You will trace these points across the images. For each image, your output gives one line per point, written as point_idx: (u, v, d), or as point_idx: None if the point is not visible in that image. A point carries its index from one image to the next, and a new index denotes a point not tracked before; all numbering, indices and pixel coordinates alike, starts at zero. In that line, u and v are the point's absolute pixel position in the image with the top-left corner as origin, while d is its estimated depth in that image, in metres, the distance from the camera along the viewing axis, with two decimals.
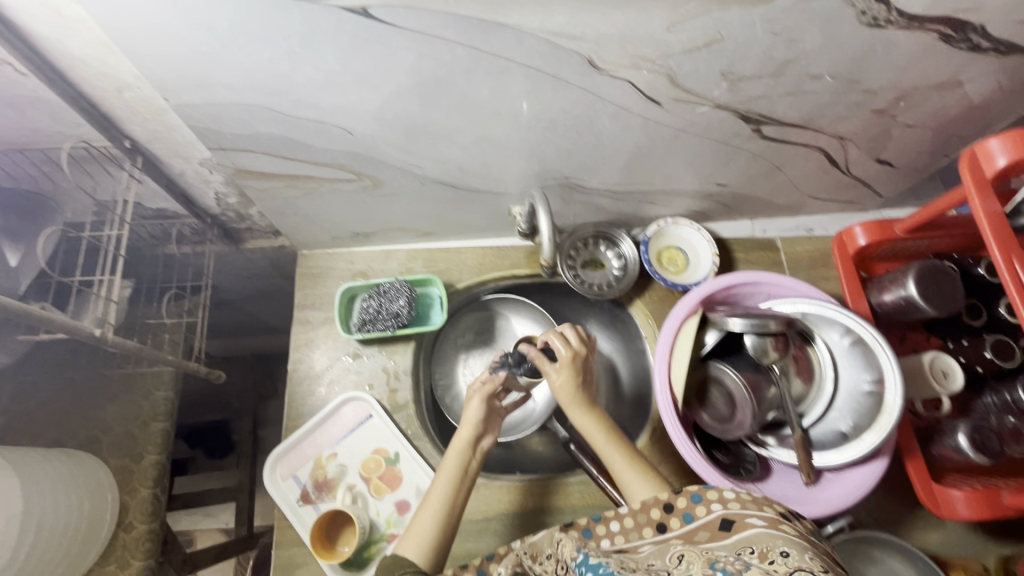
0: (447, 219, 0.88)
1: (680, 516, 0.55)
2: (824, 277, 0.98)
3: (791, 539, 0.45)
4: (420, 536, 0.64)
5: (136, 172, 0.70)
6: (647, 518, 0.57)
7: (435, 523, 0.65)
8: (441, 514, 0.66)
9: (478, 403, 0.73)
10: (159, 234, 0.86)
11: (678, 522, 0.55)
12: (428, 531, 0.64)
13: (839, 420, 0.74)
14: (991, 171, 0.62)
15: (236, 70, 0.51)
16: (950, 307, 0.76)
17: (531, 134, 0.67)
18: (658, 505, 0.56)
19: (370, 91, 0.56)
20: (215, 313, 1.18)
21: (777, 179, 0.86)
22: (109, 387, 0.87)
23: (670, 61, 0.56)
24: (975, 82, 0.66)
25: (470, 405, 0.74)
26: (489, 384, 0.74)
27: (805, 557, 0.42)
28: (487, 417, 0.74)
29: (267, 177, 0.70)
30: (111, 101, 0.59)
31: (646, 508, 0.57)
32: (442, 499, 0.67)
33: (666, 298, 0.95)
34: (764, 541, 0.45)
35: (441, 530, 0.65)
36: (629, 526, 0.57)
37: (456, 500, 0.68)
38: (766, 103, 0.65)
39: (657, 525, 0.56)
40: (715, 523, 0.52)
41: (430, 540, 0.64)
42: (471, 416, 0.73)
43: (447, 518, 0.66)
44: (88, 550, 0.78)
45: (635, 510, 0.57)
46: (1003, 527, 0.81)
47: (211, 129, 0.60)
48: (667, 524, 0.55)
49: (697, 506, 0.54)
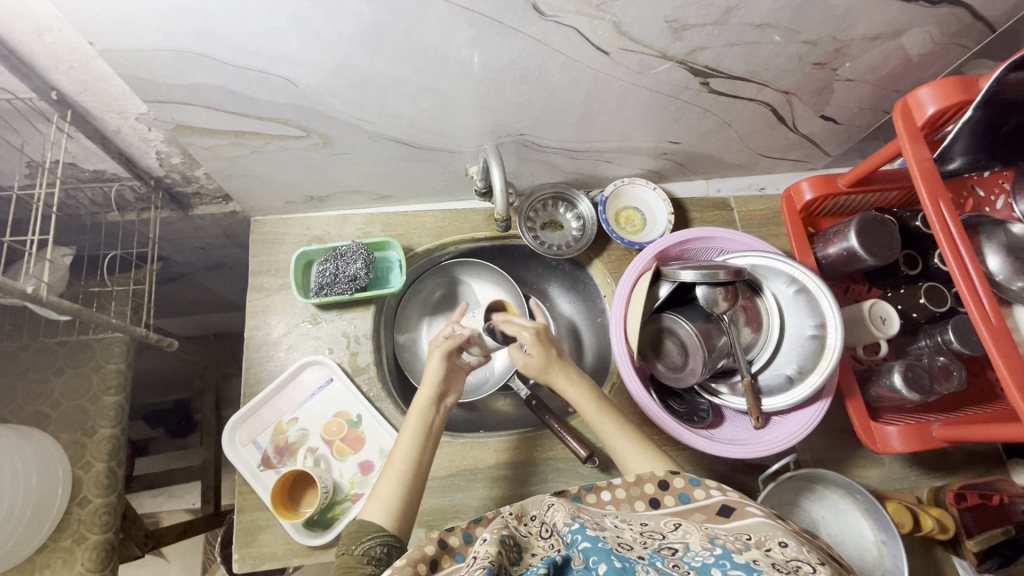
0: (403, 180, 0.88)
1: (675, 495, 0.56)
2: (775, 234, 1.01)
3: (790, 531, 0.45)
4: (385, 498, 0.63)
5: (67, 127, 0.67)
6: (640, 492, 0.57)
7: (402, 483, 0.64)
8: (407, 472, 0.65)
9: (438, 360, 0.74)
10: (100, 200, 0.83)
11: (672, 501, 0.56)
12: (394, 492, 0.63)
13: (785, 365, 0.77)
14: (921, 119, 0.64)
15: (164, 11, 0.49)
16: (888, 256, 0.80)
17: (481, 86, 0.67)
18: (654, 480, 0.57)
19: (311, 37, 0.54)
20: (168, 287, 1.15)
21: (727, 137, 0.88)
22: (54, 360, 0.84)
23: (615, 7, 0.57)
24: (908, 35, 0.69)
25: (431, 361, 0.74)
26: (451, 340, 0.75)
27: (804, 548, 0.43)
28: (448, 372, 0.74)
29: (210, 133, 0.68)
30: (32, 47, 0.56)
31: (640, 483, 0.57)
32: (407, 457, 0.66)
33: (624, 258, 0.97)
34: (764, 530, 0.47)
35: (409, 489, 0.64)
36: (621, 497, 0.57)
37: (421, 458, 0.67)
38: (712, 54, 0.67)
39: (649, 500, 0.57)
40: (713, 508, 0.53)
41: (396, 500, 0.63)
42: (432, 374, 0.73)
43: (414, 476, 0.65)
44: (38, 526, 0.75)
45: (630, 483, 0.58)
46: (933, 462, 0.88)
47: (144, 79, 0.57)
48: (660, 500, 0.57)
49: (695, 489, 0.55)
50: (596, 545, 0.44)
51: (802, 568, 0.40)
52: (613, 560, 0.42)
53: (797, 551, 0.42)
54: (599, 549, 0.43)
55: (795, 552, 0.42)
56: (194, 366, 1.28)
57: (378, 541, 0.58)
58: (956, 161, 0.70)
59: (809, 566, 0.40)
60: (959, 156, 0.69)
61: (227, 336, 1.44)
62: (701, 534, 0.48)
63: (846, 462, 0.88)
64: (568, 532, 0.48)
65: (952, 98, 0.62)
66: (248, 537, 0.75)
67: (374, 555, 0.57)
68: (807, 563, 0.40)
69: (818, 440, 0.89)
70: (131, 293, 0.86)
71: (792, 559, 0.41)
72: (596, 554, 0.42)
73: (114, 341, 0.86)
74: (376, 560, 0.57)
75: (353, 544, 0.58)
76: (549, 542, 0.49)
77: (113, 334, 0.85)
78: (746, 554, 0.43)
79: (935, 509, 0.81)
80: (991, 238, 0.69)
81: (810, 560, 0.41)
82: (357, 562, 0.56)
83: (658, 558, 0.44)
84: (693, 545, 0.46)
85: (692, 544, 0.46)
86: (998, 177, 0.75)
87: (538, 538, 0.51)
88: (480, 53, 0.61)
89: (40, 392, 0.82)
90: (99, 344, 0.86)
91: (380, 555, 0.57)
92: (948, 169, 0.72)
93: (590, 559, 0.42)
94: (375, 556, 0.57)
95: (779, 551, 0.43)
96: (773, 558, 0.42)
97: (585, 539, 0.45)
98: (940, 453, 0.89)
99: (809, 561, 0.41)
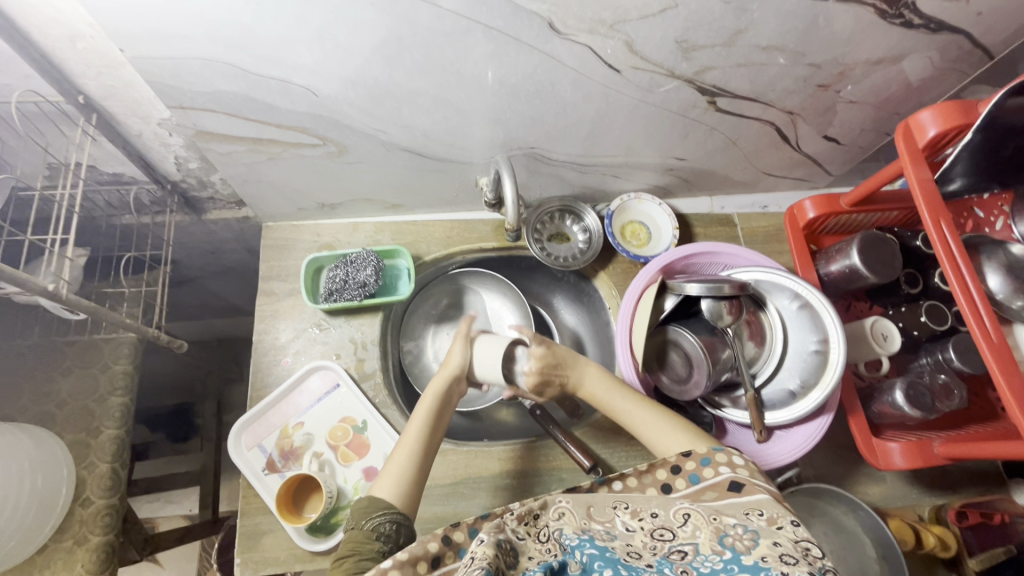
0: (414, 190, 0.90)
1: (686, 476, 0.56)
2: (778, 251, 1.03)
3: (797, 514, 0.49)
4: (397, 473, 0.64)
5: (90, 130, 0.69)
6: (653, 479, 0.57)
7: (413, 461, 0.65)
8: (417, 447, 0.66)
9: (460, 347, 0.79)
10: (116, 203, 0.84)
11: (683, 483, 0.56)
12: (404, 470, 0.64)
13: (788, 379, 0.78)
14: (923, 141, 0.65)
15: (194, 21, 0.50)
16: (890, 274, 0.81)
17: (495, 100, 0.69)
18: (665, 466, 0.57)
19: (335, 50, 0.56)
20: (177, 292, 1.15)
21: (732, 155, 0.90)
22: (63, 359, 0.84)
23: (627, 27, 0.59)
24: (910, 61, 0.71)
25: (453, 348, 0.79)
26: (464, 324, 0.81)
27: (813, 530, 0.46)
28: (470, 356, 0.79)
29: (229, 139, 0.69)
30: (64, 51, 0.57)
31: (652, 470, 0.57)
32: (419, 433, 0.68)
33: (629, 271, 0.98)
34: (774, 507, 0.49)
35: (419, 466, 0.65)
36: (632, 485, 0.57)
37: (431, 437, 0.68)
38: (719, 74, 0.69)
39: (661, 486, 0.57)
40: (722, 485, 0.54)
41: (407, 479, 0.63)
42: (453, 359, 0.78)
43: (423, 451, 0.66)
44: (41, 525, 0.75)
45: (641, 470, 0.58)
46: (935, 480, 0.88)
47: (169, 85, 0.59)
48: (671, 485, 0.57)
49: (705, 468, 0.56)
50: (603, 553, 0.44)
51: (809, 550, 0.43)
52: (620, 569, 0.42)
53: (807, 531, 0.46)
54: (607, 556, 0.44)
55: (805, 533, 0.46)
56: (198, 369, 1.28)
57: (387, 517, 0.58)
58: (956, 183, 0.72)
59: (816, 551, 0.43)
60: (958, 178, 0.71)
61: (230, 341, 1.45)
62: (710, 530, 0.49)
63: (848, 478, 0.88)
64: (570, 537, 0.48)
65: (953, 121, 0.63)
66: (250, 541, 0.75)
67: (383, 531, 0.58)
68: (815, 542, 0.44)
69: (819, 456, 0.89)
70: (143, 295, 0.87)
71: (800, 544, 0.44)
72: (603, 560, 0.43)
73: (123, 341, 0.87)
74: (383, 536, 0.57)
75: (361, 519, 0.58)
76: (546, 546, 0.51)
77: (122, 335, 0.86)
78: (755, 552, 0.44)
79: (936, 526, 0.81)
80: (992, 257, 0.71)
81: (819, 544, 0.44)
82: (365, 537, 0.57)
83: (667, 565, 0.44)
84: (703, 547, 0.47)
85: (701, 547, 0.47)
86: (996, 200, 0.77)
87: (535, 540, 0.52)
88: (495, 68, 0.63)
89: (47, 392, 0.83)
90: (107, 344, 0.87)
91: (388, 531, 0.58)
92: (948, 190, 0.73)
93: (596, 565, 0.43)
94: (383, 532, 0.58)
95: (789, 529, 0.46)
96: (781, 545, 0.44)
97: (592, 546, 0.46)
98: (942, 471, 0.89)
99: (816, 544, 0.44)
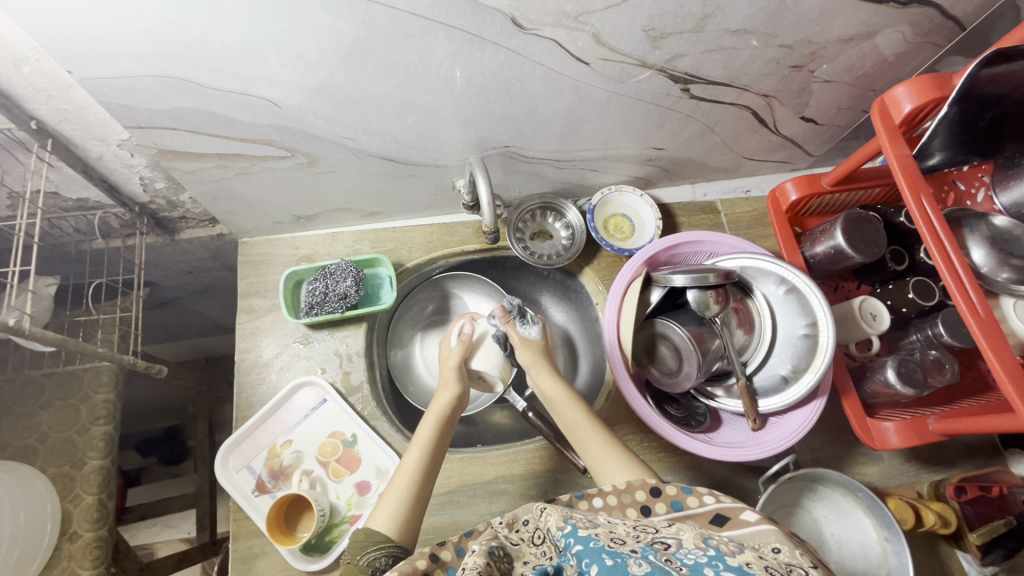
0: (389, 197, 0.88)
1: (667, 502, 0.55)
2: (763, 235, 1.02)
3: (783, 534, 0.46)
4: (394, 506, 0.62)
5: (46, 156, 0.67)
6: (631, 499, 0.57)
7: (411, 491, 0.63)
8: (415, 481, 0.64)
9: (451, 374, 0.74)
10: (84, 228, 0.83)
11: (664, 508, 0.55)
12: (400, 500, 0.62)
13: (780, 365, 0.77)
14: (899, 116, 0.65)
15: (140, 38, 0.49)
16: (875, 252, 0.80)
17: (464, 101, 0.67)
18: (646, 488, 0.56)
19: (293, 60, 0.55)
20: (156, 313, 1.13)
21: (711, 141, 0.89)
22: (41, 393, 0.82)
23: (592, 18, 0.57)
24: (884, 35, 0.70)
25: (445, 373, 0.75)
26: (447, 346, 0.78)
27: (797, 552, 0.43)
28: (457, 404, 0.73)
29: (193, 157, 0.68)
30: (10, 76, 0.56)
31: (632, 490, 0.57)
32: (417, 467, 0.65)
33: (615, 264, 0.97)
34: (758, 537, 0.47)
35: (416, 496, 0.63)
36: (613, 504, 0.56)
37: (431, 466, 0.66)
38: (690, 61, 0.68)
39: (641, 507, 0.56)
40: (706, 517, 0.52)
41: (403, 508, 0.62)
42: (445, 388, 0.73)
43: (422, 487, 0.64)
44: (28, 562, 0.73)
45: (621, 490, 0.57)
46: (932, 456, 0.88)
47: (124, 105, 0.57)
48: (652, 508, 0.55)
49: (689, 497, 0.54)
50: (587, 546, 0.43)
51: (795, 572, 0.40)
52: (605, 559, 0.41)
53: (790, 556, 0.42)
54: (592, 549, 0.42)
55: (788, 557, 0.43)
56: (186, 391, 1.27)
57: (382, 552, 0.57)
58: (935, 157, 0.71)
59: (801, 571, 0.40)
60: (938, 152, 0.70)
61: (219, 359, 1.43)
62: (695, 532, 0.47)
63: (845, 460, 0.88)
64: (560, 536, 0.47)
65: (929, 95, 0.62)
66: (245, 565, 0.73)
67: (378, 566, 0.56)
68: (800, 568, 0.41)
69: (815, 439, 0.89)
70: (117, 321, 0.85)
71: (785, 563, 0.42)
72: (588, 556, 0.42)
73: (102, 369, 0.85)
74: (379, 571, 0.56)
75: (357, 554, 0.57)
76: (542, 549, 0.49)
77: (101, 363, 0.84)
78: (739, 557, 0.42)
79: (936, 504, 0.80)
80: (974, 231, 0.70)
81: (804, 565, 0.41)
82: (360, 572, 0.56)
83: (652, 553, 0.43)
84: (686, 542, 0.46)
85: (685, 542, 0.46)
86: (977, 170, 0.76)
87: (529, 544, 0.51)
88: (462, 68, 0.61)
89: (27, 427, 0.81)
90: (86, 374, 0.85)
91: (383, 566, 0.56)
92: (929, 164, 0.72)
93: (582, 562, 0.42)
94: (378, 568, 0.56)
95: (774, 557, 0.43)
96: (766, 560, 0.42)
97: (578, 541, 0.44)
98: (937, 446, 0.89)
99: (801, 565, 0.41)
